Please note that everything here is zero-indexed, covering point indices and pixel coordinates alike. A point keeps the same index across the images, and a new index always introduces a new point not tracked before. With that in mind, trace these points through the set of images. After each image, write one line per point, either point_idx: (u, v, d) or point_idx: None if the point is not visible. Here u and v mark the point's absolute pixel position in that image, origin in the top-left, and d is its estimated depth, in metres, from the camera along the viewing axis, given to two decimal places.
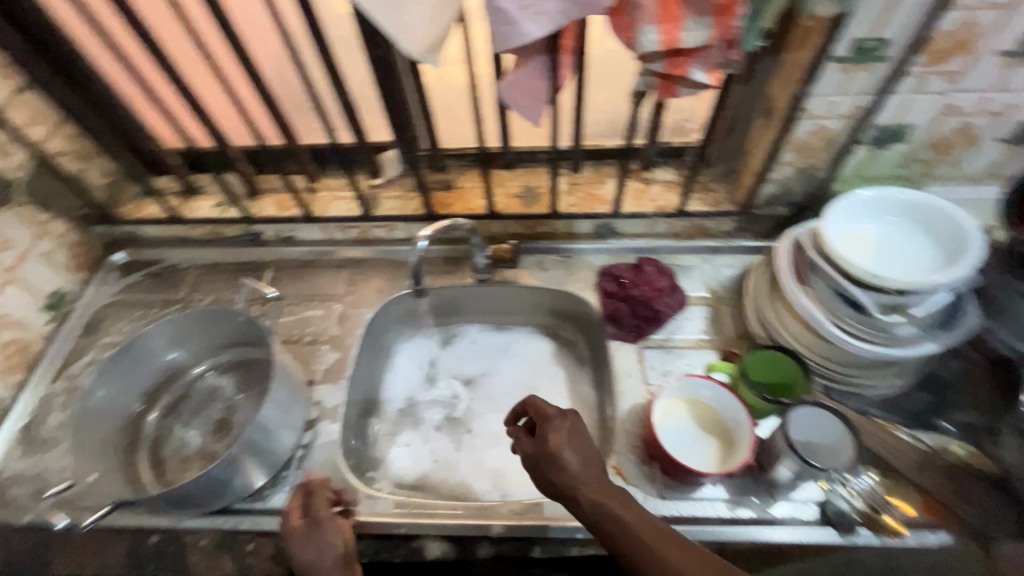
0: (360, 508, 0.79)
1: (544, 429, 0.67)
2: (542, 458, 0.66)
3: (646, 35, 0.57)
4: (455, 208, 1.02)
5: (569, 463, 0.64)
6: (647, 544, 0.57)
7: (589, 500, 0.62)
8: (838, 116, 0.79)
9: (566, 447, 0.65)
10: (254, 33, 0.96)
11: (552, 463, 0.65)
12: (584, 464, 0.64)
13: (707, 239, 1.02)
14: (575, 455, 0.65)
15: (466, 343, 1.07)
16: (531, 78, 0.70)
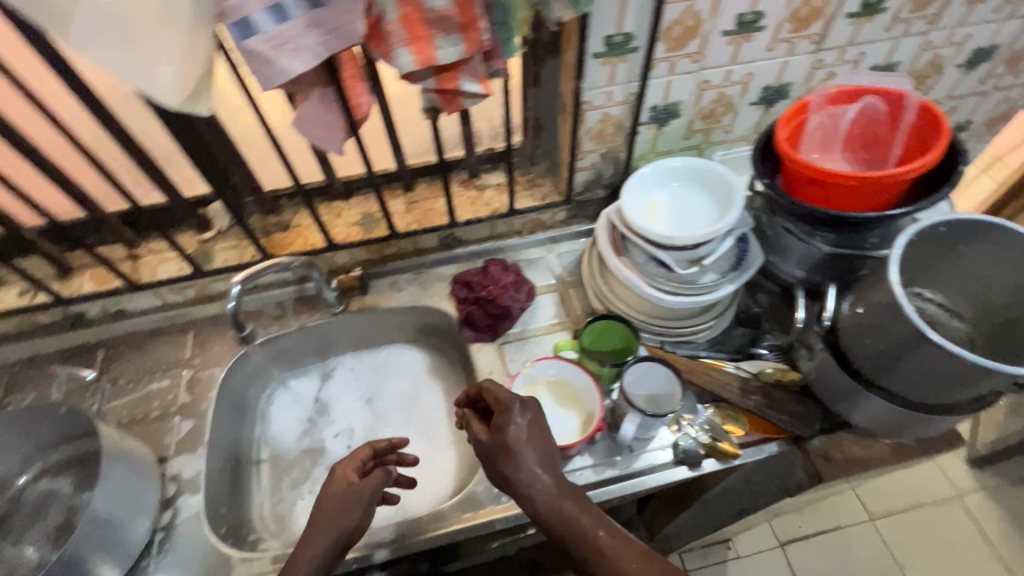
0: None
1: (504, 425, 0.71)
2: (500, 453, 0.70)
3: (401, 57, 0.61)
4: (295, 247, 1.00)
5: (535, 466, 0.68)
6: (599, 541, 0.62)
7: (546, 501, 0.66)
8: (616, 103, 0.88)
9: (526, 446, 0.69)
10: None
11: (512, 461, 0.68)
12: (545, 465, 0.68)
13: (546, 231, 1.09)
14: (537, 456, 0.69)
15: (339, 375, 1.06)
16: (319, 110, 0.72)
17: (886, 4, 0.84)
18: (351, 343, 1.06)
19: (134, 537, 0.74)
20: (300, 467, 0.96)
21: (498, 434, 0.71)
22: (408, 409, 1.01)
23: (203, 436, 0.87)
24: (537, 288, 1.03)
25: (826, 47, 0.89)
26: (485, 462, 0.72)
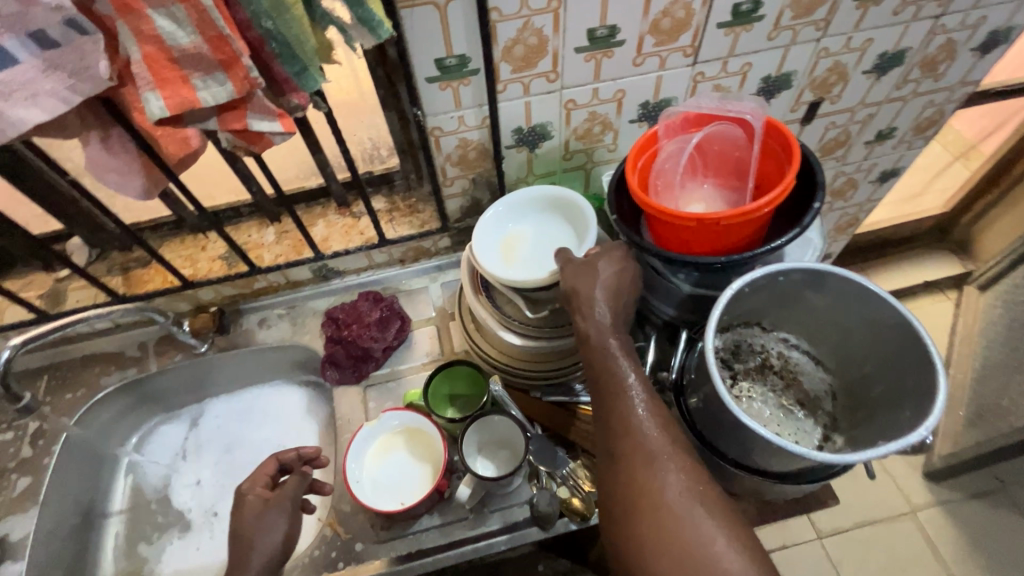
0: None
1: (590, 262, 0.67)
2: (578, 282, 0.66)
3: (153, 101, 0.54)
4: (153, 284, 0.94)
5: (597, 309, 0.64)
6: (624, 374, 0.61)
7: (597, 343, 0.63)
8: (472, 127, 0.81)
9: (606, 287, 0.65)
10: None
11: (585, 305, 0.65)
12: (615, 306, 0.65)
13: (431, 259, 1.03)
14: (610, 299, 0.65)
15: (207, 420, 1.00)
16: (106, 155, 0.65)
17: (763, 11, 0.76)
18: (222, 383, 1.01)
19: None
20: (160, 519, 0.91)
21: (581, 266, 0.67)
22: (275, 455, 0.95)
23: (39, 493, 0.82)
24: (415, 322, 0.96)
25: (703, 60, 0.81)
26: (562, 297, 0.68)
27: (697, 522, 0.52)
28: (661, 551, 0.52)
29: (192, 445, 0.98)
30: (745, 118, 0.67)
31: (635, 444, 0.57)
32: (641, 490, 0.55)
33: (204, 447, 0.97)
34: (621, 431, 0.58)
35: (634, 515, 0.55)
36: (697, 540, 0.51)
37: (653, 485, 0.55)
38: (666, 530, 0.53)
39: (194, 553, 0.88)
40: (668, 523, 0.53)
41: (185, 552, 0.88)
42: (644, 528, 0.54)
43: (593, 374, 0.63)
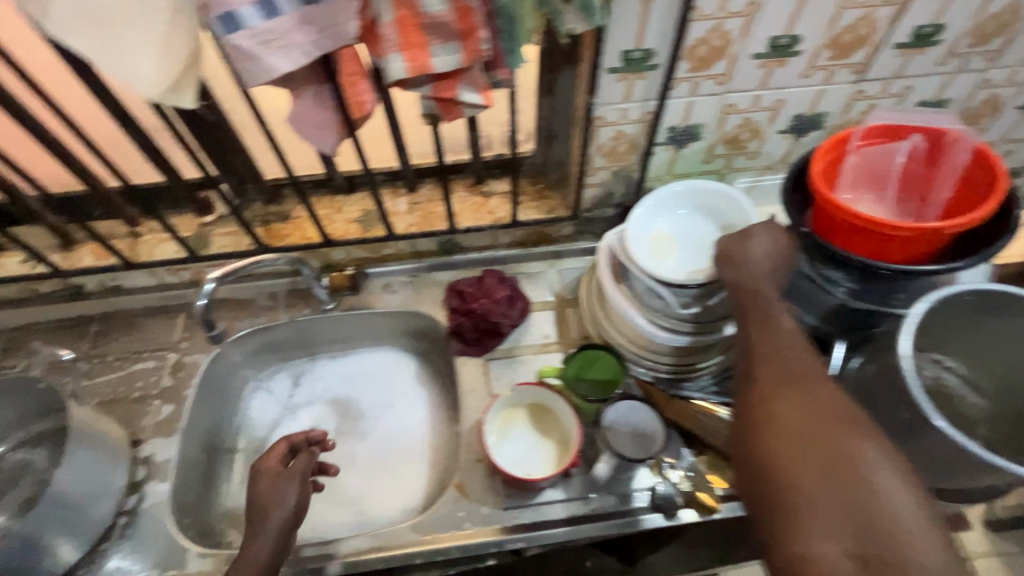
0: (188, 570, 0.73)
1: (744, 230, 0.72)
2: (734, 243, 0.70)
3: (393, 62, 0.57)
4: (292, 239, 0.98)
5: (750, 261, 0.68)
6: (778, 319, 0.64)
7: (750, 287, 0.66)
8: (632, 121, 0.83)
9: (760, 250, 0.69)
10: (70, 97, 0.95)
11: (741, 254, 0.69)
12: (774, 264, 0.69)
13: (551, 245, 1.05)
14: (768, 259, 0.69)
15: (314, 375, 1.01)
16: (312, 109, 0.68)
17: (941, 36, 0.77)
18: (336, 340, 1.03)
19: (96, 520, 0.74)
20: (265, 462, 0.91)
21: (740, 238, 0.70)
22: (383, 417, 0.96)
23: (181, 421, 0.86)
24: (534, 304, 0.98)
25: (868, 78, 0.82)
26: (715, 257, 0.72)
27: (844, 439, 0.51)
28: (805, 463, 0.51)
29: (300, 396, 0.99)
30: (941, 131, 0.72)
31: (780, 374, 0.58)
32: (786, 411, 0.55)
33: (314, 398, 0.98)
34: (767, 363, 0.60)
35: (774, 432, 0.54)
36: (845, 454, 0.50)
37: (800, 407, 0.55)
38: (812, 445, 0.52)
39: None
40: (814, 440, 0.52)
41: None
42: (787, 443, 0.53)
43: (742, 319, 0.66)
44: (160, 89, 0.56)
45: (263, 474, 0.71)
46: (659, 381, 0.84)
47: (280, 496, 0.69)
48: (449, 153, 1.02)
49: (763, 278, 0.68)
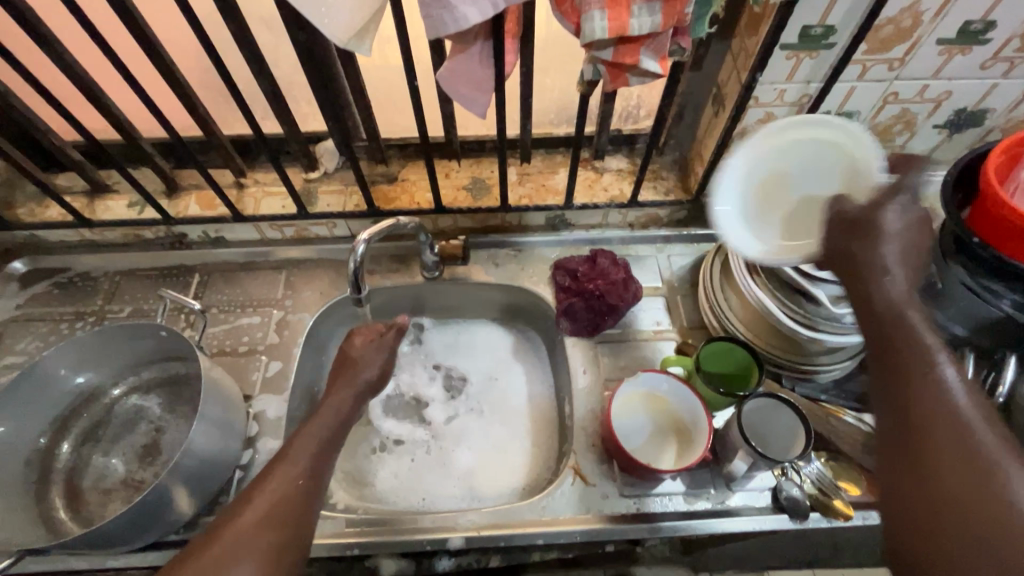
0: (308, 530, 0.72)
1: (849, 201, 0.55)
2: (854, 236, 0.52)
3: (594, 20, 0.53)
4: (400, 203, 0.95)
5: (879, 245, 0.51)
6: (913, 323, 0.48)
7: (873, 287, 0.50)
8: (785, 104, 0.78)
9: (893, 231, 0.51)
10: (218, 41, 0.98)
11: (862, 239, 0.52)
12: (909, 249, 0.51)
13: (660, 228, 1.01)
14: (899, 246, 0.51)
15: (415, 343, 0.99)
16: (474, 67, 0.65)
17: None
18: (435, 309, 1.01)
19: (219, 472, 0.73)
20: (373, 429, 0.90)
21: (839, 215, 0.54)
22: (485, 391, 0.94)
23: (290, 379, 0.85)
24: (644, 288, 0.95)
25: None
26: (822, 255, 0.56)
27: (1019, 497, 0.38)
28: (958, 525, 0.39)
29: (403, 362, 0.97)
30: None
31: (924, 398, 0.44)
32: (929, 454, 0.42)
33: (417, 367, 0.96)
34: (903, 381, 0.46)
35: (914, 478, 0.42)
36: (1018, 521, 0.38)
37: (953, 451, 0.41)
38: (966, 505, 0.40)
39: (408, 470, 0.86)
40: (971, 500, 0.39)
41: (398, 467, 0.87)
42: (932, 498, 0.41)
43: (868, 315, 0.50)
44: (349, 31, 0.51)
45: (360, 339, 0.74)
46: (783, 379, 0.83)
47: (305, 431, 0.63)
48: (566, 124, 0.97)
49: (896, 260, 0.51)
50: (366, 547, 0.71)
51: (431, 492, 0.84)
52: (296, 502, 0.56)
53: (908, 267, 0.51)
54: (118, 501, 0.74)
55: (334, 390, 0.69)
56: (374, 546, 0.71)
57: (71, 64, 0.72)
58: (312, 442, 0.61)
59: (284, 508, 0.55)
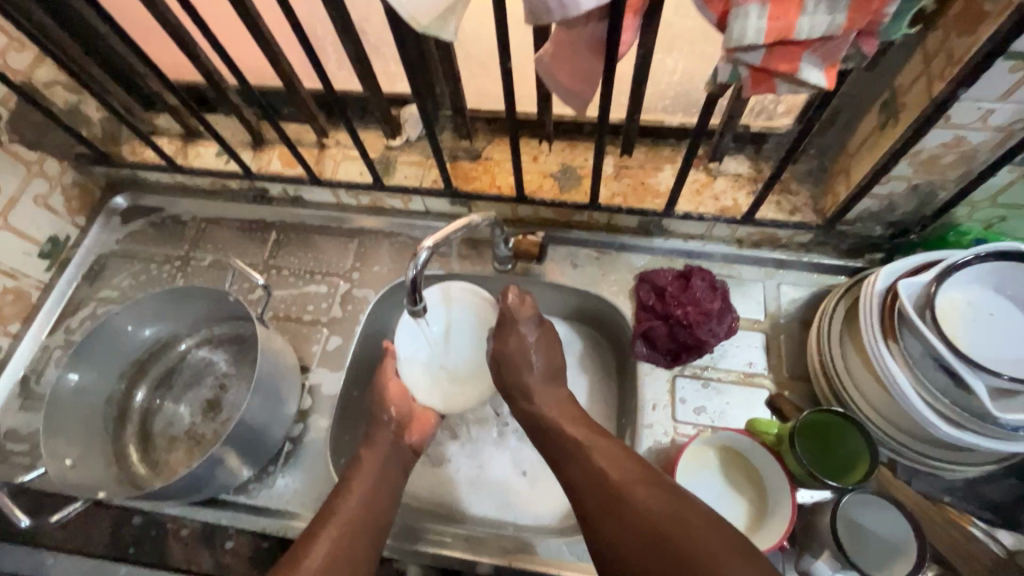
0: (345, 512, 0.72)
1: (502, 344, 0.73)
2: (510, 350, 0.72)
3: (750, 19, 0.40)
4: (480, 184, 0.87)
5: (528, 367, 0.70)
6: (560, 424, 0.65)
7: (533, 398, 0.69)
8: (988, 128, 0.59)
9: (538, 355, 0.71)
10: None
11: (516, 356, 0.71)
12: (546, 362, 0.72)
13: (774, 249, 0.85)
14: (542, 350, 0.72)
15: None
16: (578, 56, 0.53)
17: None
18: None
19: (269, 445, 0.74)
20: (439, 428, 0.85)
21: (512, 364, 0.71)
22: None
23: (347, 357, 0.84)
24: (741, 320, 0.82)
25: None
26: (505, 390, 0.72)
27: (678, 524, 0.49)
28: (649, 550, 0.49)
29: None
30: None
31: (600, 467, 0.58)
32: (608, 501, 0.54)
33: None
34: (569, 453, 0.61)
35: (608, 515, 0.54)
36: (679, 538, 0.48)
37: (619, 494, 0.54)
38: (642, 521, 0.51)
39: (464, 474, 0.82)
40: (651, 513, 0.51)
41: (455, 469, 0.82)
42: (632, 526, 0.51)
43: (538, 429, 0.67)
44: (435, 12, 0.43)
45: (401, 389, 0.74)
46: (898, 469, 0.70)
47: (348, 490, 0.64)
48: (683, 113, 0.82)
49: (547, 393, 0.69)
50: (397, 551, 0.71)
51: (465, 496, 0.80)
52: (347, 551, 0.57)
53: (557, 395, 0.70)
54: (181, 451, 0.78)
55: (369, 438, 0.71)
56: (405, 552, 0.71)
57: (162, 12, 0.70)
58: (361, 492, 0.63)
59: (339, 562, 0.56)
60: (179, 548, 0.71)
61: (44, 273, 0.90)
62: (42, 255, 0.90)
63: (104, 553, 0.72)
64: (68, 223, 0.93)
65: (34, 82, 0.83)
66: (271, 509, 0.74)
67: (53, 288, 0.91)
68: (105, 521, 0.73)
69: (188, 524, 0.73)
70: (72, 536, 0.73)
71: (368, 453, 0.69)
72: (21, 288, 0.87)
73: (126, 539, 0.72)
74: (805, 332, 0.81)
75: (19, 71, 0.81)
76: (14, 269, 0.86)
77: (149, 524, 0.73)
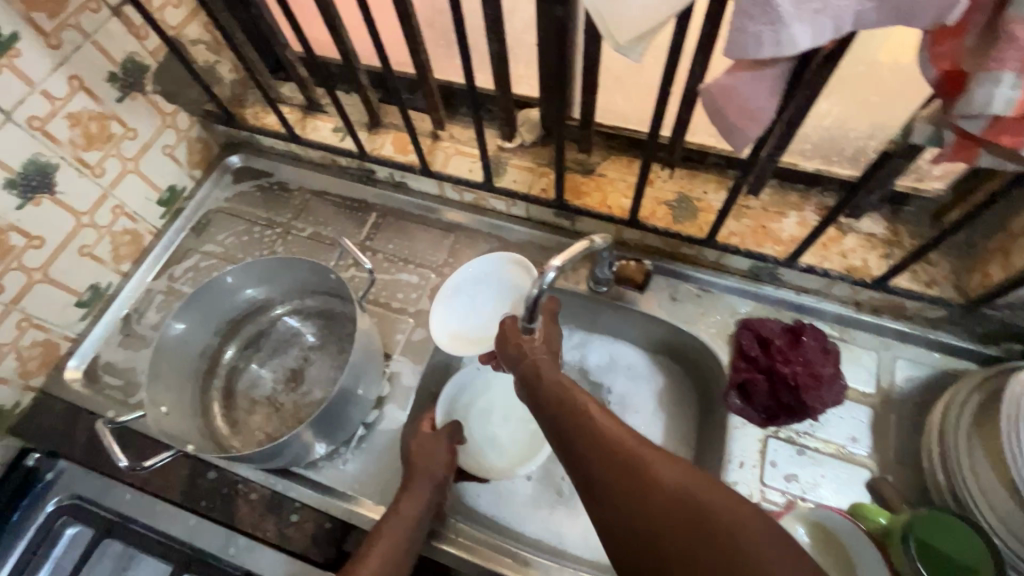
0: (443, 535, 0.71)
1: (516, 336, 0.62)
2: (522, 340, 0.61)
3: (997, 86, 0.36)
4: (590, 200, 0.84)
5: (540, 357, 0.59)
6: (571, 394, 0.55)
7: (538, 375, 0.58)
8: None
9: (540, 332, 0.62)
10: None
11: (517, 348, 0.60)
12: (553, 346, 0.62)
13: (896, 320, 0.79)
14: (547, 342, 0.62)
15: (585, 361, 0.90)
16: (755, 92, 0.50)
17: None
18: (589, 322, 0.91)
19: (349, 428, 0.75)
20: None
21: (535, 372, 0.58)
22: None
23: (429, 351, 0.83)
24: (847, 390, 0.76)
25: None
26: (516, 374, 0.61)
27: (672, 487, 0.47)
28: (663, 553, 0.45)
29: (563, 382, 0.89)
30: None
31: (590, 421, 0.52)
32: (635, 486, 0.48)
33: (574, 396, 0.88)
34: (574, 425, 0.53)
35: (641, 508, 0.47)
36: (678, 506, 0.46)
37: (649, 479, 0.48)
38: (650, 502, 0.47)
39: (526, 497, 0.80)
40: (674, 505, 0.46)
41: (518, 492, 0.80)
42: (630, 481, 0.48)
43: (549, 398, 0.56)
44: (635, 32, 0.41)
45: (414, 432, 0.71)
46: None
47: (393, 521, 0.63)
48: (822, 159, 0.77)
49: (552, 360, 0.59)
50: (456, 559, 0.71)
51: (516, 513, 0.79)
52: None
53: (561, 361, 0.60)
54: (260, 415, 0.80)
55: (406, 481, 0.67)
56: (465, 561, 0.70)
57: None
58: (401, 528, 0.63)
59: None
60: (247, 511, 0.73)
61: (158, 219, 0.94)
62: (160, 203, 0.94)
63: (178, 500, 0.74)
64: (187, 175, 0.97)
65: (183, 38, 0.87)
66: (337, 490, 0.74)
67: (164, 234, 0.95)
68: (183, 470, 0.76)
69: (258, 489, 0.74)
70: (152, 477, 0.76)
71: (406, 498, 0.65)
72: (137, 231, 0.91)
73: (200, 492, 0.74)
74: (919, 415, 0.74)
75: (173, 26, 0.85)
76: (135, 213, 0.90)
77: (222, 481, 0.75)
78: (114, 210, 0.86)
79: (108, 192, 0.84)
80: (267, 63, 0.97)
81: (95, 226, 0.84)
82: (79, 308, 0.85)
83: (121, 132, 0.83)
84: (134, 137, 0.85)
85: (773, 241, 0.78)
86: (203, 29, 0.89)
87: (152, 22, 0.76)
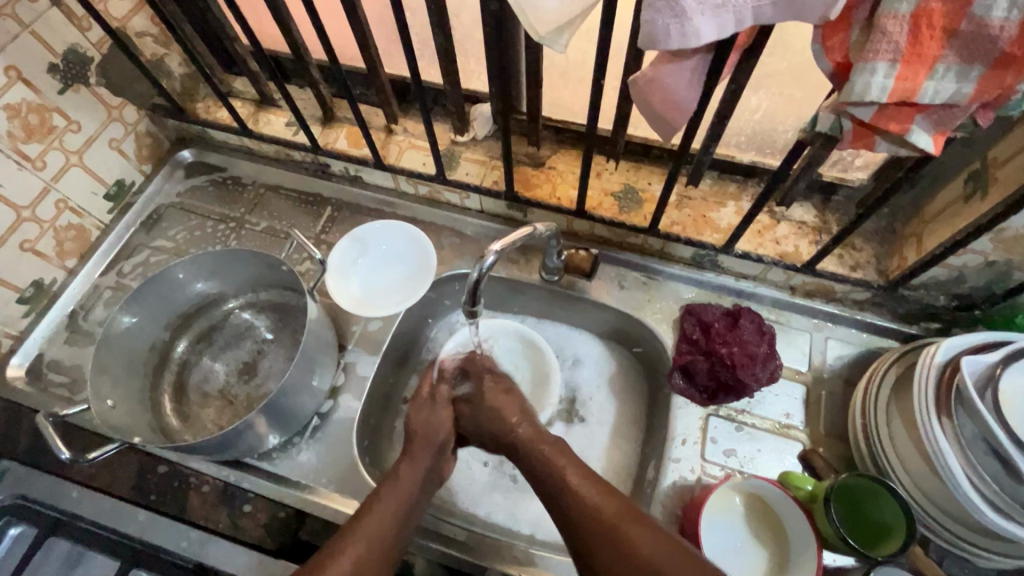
0: None
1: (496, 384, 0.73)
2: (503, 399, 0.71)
3: (876, 76, 0.40)
4: (540, 192, 0.86)
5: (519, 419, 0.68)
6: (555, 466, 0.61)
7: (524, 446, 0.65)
8: None
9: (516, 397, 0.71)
10: None
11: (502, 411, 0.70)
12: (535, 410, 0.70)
13: (827, 302, 0.84)
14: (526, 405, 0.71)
15: None
16: (677, 83, 0.53)
17: None
18: (543, 311, 0.94)
19: (302, 417, 0.76)
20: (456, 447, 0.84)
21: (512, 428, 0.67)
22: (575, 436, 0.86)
23: (384, 342, 0.85)
24: (782, 369, 0.80)
25: None
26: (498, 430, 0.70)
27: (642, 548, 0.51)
28: None
29: None
30: None
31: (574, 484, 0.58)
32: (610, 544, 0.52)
33: None
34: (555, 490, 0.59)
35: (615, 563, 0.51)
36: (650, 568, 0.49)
37: (619, 534, 0.52)
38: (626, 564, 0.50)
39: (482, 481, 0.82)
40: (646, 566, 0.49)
41: (473, 477, 0.82)
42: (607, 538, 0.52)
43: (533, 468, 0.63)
44: (555, 23, 0.43)
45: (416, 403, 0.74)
46: (930, 547, 0.68)
47: (382, 498, 0.61)
48: (756, 151, 0.81)
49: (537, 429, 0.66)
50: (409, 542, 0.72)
51: (471, 498, 0.81)
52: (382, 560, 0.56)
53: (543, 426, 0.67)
54: (212, 408, 0.80)
55: (406, 452, 0.68)
56: (418, 544, 0.71)
57: None
58: (398, 496, 0.61)
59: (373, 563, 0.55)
60: (198, 504, 0.73)
61: (106, 214, 0.93)
62: (107, 197, 0.92)
63: (126, 495, 0.74)
64: (135, 169, 0.96)
65: (129, 30, 0.86)
66: (290, 480, 0.75)
67: (112, 229, 0.94)
68: (132, 464, 0.75)
69: (210, 481, 0.74)
70: (99, 473, 0.75)
71: (406, 465, 0.65)
72: (83, 226, 0.89)
73: (149, 486, 0.74)
74: (847, 391, 0.79)
75: (117, 18, 0.83)
76: (80, 207, 0.88)
77: (173, 475, 0.74)
78: (57, 205, 0.84)
79: (51, 186, 0.82)
80: (218, 57, 0.96)
81: (36, 221, 0.82)
82: (22, 305, 0.84)
83: (64, 124, 0.81)
84: (77, 130, 0.84)
85: (712, 229, 0.82)
86: (150, 21, 0.88)
87: (95, 13, 0.76)
